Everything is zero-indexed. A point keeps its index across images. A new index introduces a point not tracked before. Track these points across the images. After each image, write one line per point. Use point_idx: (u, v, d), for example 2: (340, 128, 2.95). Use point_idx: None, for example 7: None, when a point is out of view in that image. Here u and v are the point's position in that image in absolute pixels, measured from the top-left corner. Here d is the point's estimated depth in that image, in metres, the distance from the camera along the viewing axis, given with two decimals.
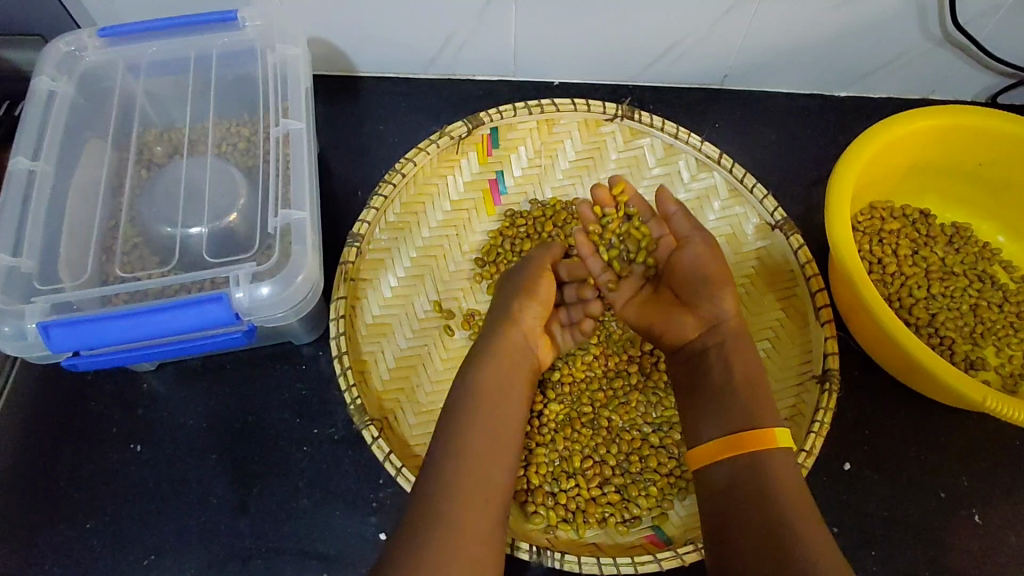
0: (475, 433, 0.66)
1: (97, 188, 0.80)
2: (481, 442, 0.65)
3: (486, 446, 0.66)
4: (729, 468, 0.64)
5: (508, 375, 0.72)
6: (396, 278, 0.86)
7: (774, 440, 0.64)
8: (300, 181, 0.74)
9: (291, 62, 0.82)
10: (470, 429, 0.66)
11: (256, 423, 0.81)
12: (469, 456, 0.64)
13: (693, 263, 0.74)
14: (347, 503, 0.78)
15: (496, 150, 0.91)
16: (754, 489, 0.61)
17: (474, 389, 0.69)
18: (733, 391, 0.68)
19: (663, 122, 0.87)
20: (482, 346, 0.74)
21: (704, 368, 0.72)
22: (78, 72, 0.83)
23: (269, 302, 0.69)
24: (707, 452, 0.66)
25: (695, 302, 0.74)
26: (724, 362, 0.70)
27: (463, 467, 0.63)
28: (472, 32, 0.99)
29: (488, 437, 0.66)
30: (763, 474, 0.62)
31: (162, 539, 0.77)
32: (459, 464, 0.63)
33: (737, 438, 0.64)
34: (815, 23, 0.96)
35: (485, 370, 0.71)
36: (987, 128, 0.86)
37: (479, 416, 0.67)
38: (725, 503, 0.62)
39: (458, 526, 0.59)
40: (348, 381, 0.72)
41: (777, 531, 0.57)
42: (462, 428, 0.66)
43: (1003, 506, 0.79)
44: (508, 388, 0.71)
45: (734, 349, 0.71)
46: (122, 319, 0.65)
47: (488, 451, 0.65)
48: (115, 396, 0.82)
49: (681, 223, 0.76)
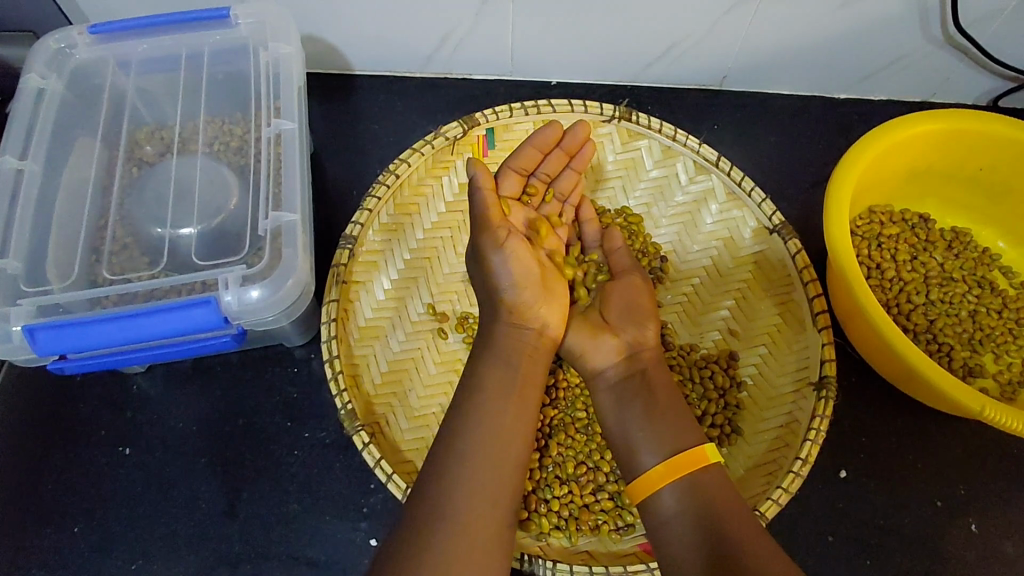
0: (480, 445, 0.64)
1: (87, 187, 0.79)
2: (487, 456, 0.64)
3: (491, 457, 0.64)
4: (672, 492, 0.65)
5: (521, 383, 0.71)
6: (390, 281, 0.85)
7: (705, 457, 0.66)
8: (292, 182, 0.72)
9: (283, 61, 0.81)
10: (478, 442, 0.64)
11: (246, 426, 0.80)
12: (473, 468, 0.63)
13: (631, 292, 0.78)
14: (337, 508, 0.77)
15: (491, 150, 0.90)
16: (706, 512, 0.62)
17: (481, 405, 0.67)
18: (667, 412, 0.70)
19: (660, 124, 0.87)
20: (488, 353, 0.72)
21: (626, 394, 0.72)
22: (67, 69, 0.81)
23: (259, 305, 0.67)
24: (650, 480, 0.67)
25: (621, 324, 0.76)
26: (649, 390, 0.72)
27: (466, 479, 0.62)
28: (469, 31, 0.98)
29: (496, 448, 0.65)
30: (711, 493, 0.64)
31: (150, 544, 0.76)
32: (459, 481, 0.62)
33: (679, 460, 0.66)
34: (816, 25, 0.95)
35: (494, 380, 0.70)
36: (988, 132, 0.85)
37: (487, 425, 0.66)
38: (678, 529, 0.63)
39: (457, 538, 0.58)
40: (340, 385, 0.72)
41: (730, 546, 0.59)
42: (467, 444, 0.64)
43: (1001, 516, 0.79)
44: (517, 393, 0.70)
45: (660, 370, 0.74)
46: (107, 323, 0.64)
47: (499, 461, 0.64)
48: (104, 397, 0.82)
49: (620, 259, 0.82)
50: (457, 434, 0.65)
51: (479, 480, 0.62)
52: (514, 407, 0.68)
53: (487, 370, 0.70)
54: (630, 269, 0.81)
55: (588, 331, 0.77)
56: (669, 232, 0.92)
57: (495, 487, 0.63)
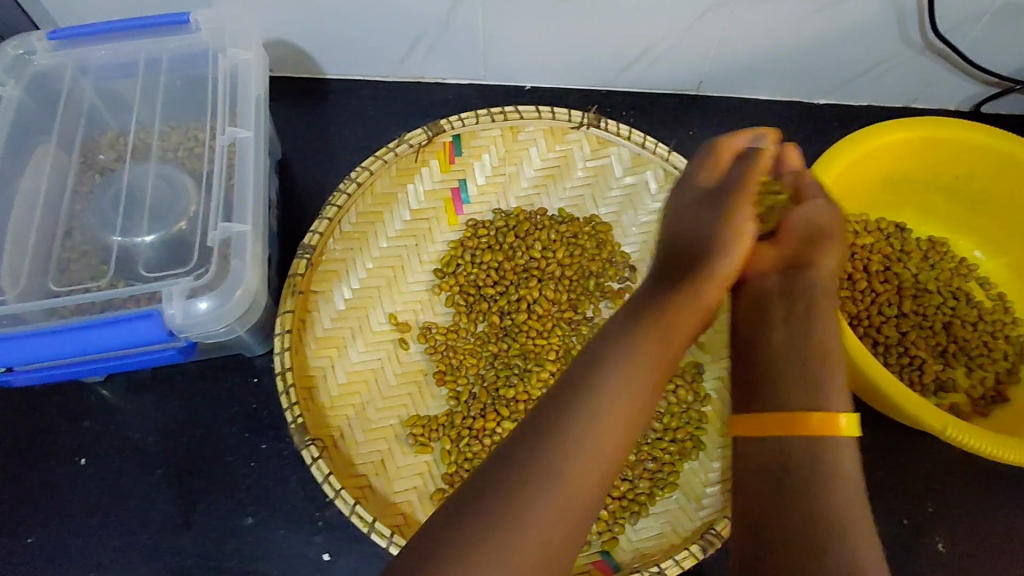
0: (574, 446, 0.50)
1: (45, 195, 0.78)
2: (577, 464, 0.49)
3: (591, 461, 0.50)
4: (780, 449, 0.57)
5: (630, 387, 0.53)
6: (351, 290, 0.84)
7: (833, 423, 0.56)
8: (244, 192, 0.71)
9: (244, 67, 0.80)
10: (577, 435, 0.50)
11: (203, 437, 0.79)
12: (569, 444, 0.49)
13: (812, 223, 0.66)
14: (292, 522, 0.76)
15: (458, 157, 0.89)
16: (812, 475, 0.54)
17: (589, 400, 0.52)
18: (810, 373, 0.59)
19: (630, 131, 0.85)
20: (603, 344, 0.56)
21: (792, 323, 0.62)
22: (27, 75, 0.81)
23: (206, 318, 0.66)
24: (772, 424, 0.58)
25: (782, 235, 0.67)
26: (806, 334, 0.61)
27: (560, 459, 0.49)
28: (440, 35, 0.97)
29: (597, 452, 0.50)
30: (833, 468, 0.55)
31: (103, 556, 0.75)
32: (555, 446, 0.49)
33: (798, 417, 0.57)
34: (791, 29, 0.93)
35: (618, 370, 0.54)
36: (964, 140, 0.84)
37: (592, 423, 0.51)
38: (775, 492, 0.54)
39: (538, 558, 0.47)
40: (291, 398, 0.71)
41: (830, 527, 0.51)
42: (564, 427, 0.50)
43: (968, 535, 0.77)
44: (629, 406, 0.52)
45: (827, 328, 0.62)
46: (49, 337, 0.63)
47: (592, 470, 0.49)
48: (62, 407, 0.81)
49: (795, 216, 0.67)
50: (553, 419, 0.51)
51: (573, 469, 0.49)
52: (617, 421, 0.52)
53: (604, 355, 0.54)
54: (806, 205, 0.67)
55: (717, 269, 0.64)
56: (638, 241, 0.91)
57: (591, 482, 0.49)
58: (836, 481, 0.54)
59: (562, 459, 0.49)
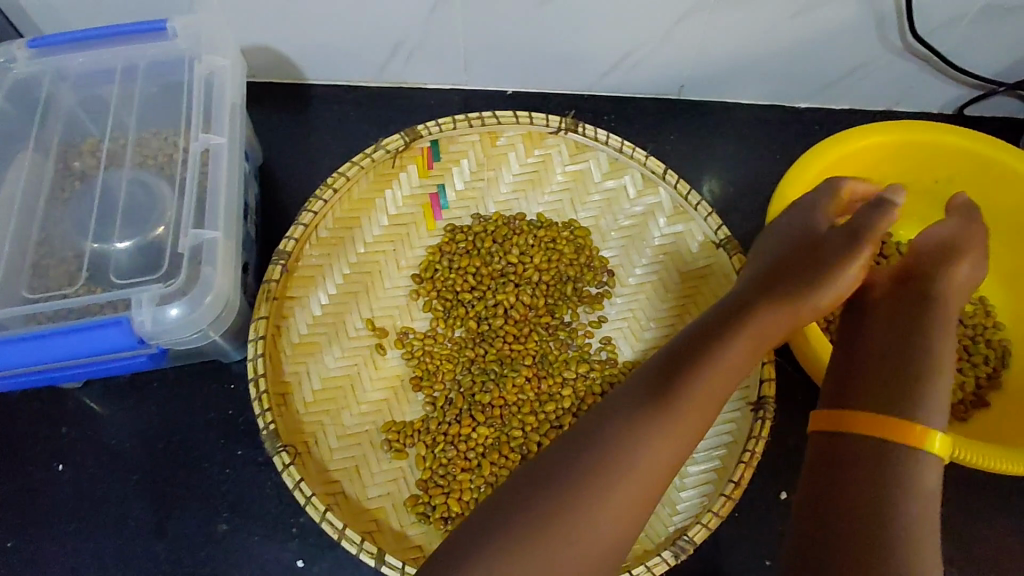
0: (630, 471, 0.56)
1: (24, 202, 0.79)
2: (630, 486, 0.55)
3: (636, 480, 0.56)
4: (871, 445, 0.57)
5: (690, 417, 0.58)
6: (327, 295, 0.84)
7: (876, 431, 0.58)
8: (217, 199, 0.71)
9: (220, 74, 0.80)
10: (623, 457, 0.56)
11: (179, 443, 0.80)
12: (620, 476, 0.55)
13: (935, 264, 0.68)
14: (267, 528, 0.76)
15: (437, 162, 0.89)
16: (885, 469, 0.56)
17: (649, 431, 0.57)
18: (915, 373, 0.60)
19: (607, 136, 0.85)
20: (673, 372, 0.60)
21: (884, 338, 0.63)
22: (7, 84, 0.81)
23: (177, 325, 0.66)
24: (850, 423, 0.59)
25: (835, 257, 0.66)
26: (891, 345, 0.63)
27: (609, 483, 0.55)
28: (420, 40, 0.97)
29: (642, 479, 0.56)
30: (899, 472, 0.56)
31: (78, 562, 0.75)
32: (601, 476, 0.55)
33: (888, 421, 0.58)
34: (769, 32, 0.93)
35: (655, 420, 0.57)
36: (942, 144, 0.84)
37: (646, 453, 0.56)
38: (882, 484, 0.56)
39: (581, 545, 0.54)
40: (263, 405, 0.71)
41: (894, 525, 0.53)
42: (609, 455, 0.56)
43: (946, 540, 0.77)
44: (685, 438, 0.58)
45: (933, 338, 0.62)
46: (20, 344, 0.64)
47: (641, 485, 0.56)
48: (39, 413, 0.81)
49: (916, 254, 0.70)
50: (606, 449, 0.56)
51: (626, 492, 0.55)
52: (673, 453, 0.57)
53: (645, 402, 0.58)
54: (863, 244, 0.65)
55: (778, 295, 0.64)
56: (617, 246, 0.90)
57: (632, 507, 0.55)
58: (918, 495, 0.55)
59: (617, 487, 0.55)
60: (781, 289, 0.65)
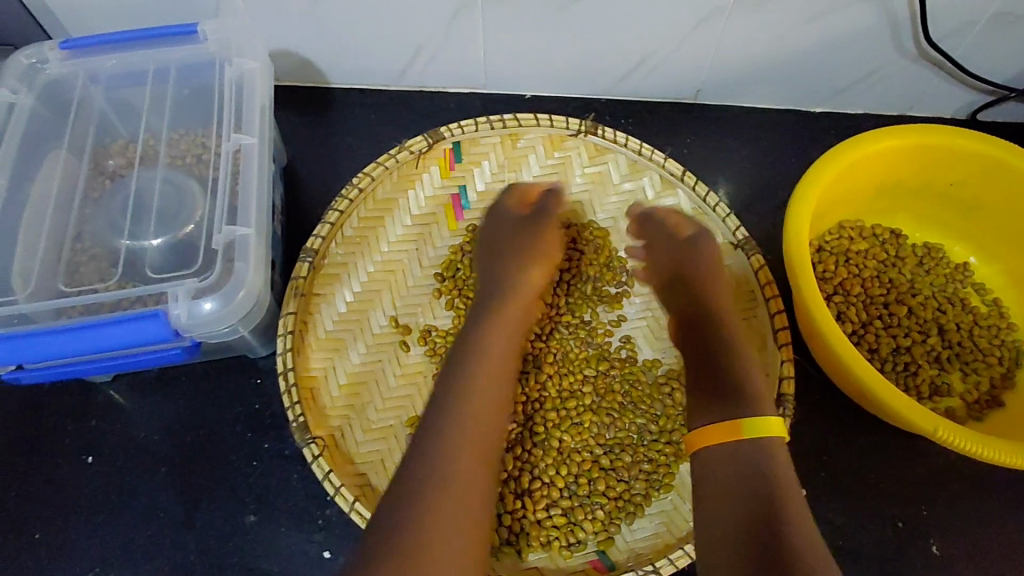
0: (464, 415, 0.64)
1: (55, 199, 0.81)
2: (472, 430, 0.63)
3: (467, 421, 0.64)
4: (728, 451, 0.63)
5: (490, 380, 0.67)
6: (353, 292, 0.85)
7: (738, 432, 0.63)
8: (249, 196, 0.73)
9: (249, 76, 0.82)
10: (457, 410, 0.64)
11: (207, 436, 0.81)
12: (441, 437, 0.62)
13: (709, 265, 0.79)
14: (293, 520, 0.77)
15: (458, 164, 0.91)
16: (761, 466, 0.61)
17: (464, 378, 0.67)
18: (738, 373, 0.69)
19: (626, 139, 0.88)
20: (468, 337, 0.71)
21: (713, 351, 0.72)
22: (40, 84, 0.83)
23: (211, 319, 0.68)
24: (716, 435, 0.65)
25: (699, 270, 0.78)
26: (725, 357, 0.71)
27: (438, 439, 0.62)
28: (441, 44, 0.99)
29: (492, 410, 0.66)
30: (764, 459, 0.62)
31: (108, 552, 0.77)
32: (448, 444, 0.62)
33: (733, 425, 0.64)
34: (786, 37, 0.94)
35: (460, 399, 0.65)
36: (957, 147, 0.84)
37: (466, 394, 0.65)
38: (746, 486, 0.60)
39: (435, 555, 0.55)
40: (293, 397, 0.72)
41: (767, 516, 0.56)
42: (448, 421, 0.63)
43: (963, 537, 0.78)
44: (500, 352, 0.70)
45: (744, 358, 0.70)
46: (59, 335, 0.65)
47: (461, 469, 0.61)
48: (69, 406, 0.83)
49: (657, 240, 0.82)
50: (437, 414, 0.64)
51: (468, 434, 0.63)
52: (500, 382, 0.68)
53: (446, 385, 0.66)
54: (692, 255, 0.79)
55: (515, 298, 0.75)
56: None
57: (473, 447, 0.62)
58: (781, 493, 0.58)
59: (435, 495, 0.58)
60: (506, 280, 0.76)
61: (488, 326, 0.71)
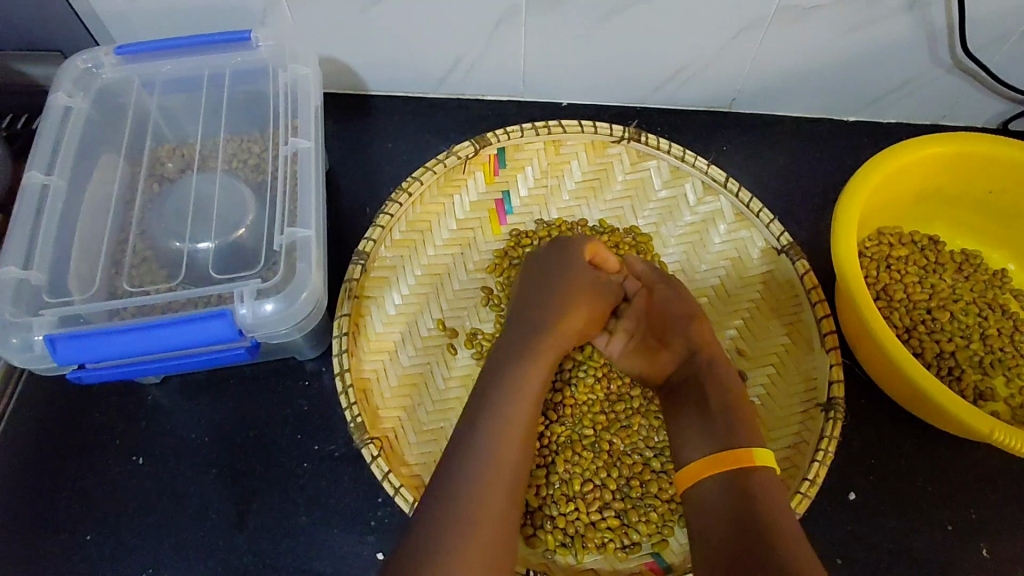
0: (503, 462, 0.61)
1: (109, 203, 0.82)
2: (501, 474, 0.61)
3: (502, 470, 0.61)
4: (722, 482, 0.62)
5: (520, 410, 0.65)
6: (401, 296, 0.86)
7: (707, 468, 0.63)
8: (308, 198, 0.74)
9: (302, 82, 0.83)
10: (491, 457, 0.61)
11: (257, 438, 0.81)
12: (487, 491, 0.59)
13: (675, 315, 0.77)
14: (345, 522, 0.78)
15: (502, 170, 0.92)
16: (747, 496, 0.59)
17: (508, 416, 0.64)
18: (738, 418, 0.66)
19: (669, 145, 0.88)
20: (503, 380, 0.67)
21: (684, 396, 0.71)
22: (94, 89, 0.84)
23: (274, 318, 0.69)
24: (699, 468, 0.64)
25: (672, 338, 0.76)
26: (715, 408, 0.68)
27: (482, 490, 0.59)
28: (482, 53, 1.00)
29: (516, 442, 0.63)
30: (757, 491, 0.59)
31: (161, 553, 0.77)
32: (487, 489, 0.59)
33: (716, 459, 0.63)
34: (824, 48, 0.96)
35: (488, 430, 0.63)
36: (998, 155, 0.85)
37: (504, 443, 0.62)
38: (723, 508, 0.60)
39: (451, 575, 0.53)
40: (349, 398, 0.73)
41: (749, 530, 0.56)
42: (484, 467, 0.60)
43: (1013, 540, 0.78)
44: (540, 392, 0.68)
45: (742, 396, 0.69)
46: (124, 334, 0.66)
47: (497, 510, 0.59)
48: (119, 407, 0.83)
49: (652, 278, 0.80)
50: (467, 458, 0.61)
51: (502, 483, 0.60)
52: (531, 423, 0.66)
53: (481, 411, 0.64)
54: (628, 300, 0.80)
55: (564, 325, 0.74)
56: (678, 251, 0.92)
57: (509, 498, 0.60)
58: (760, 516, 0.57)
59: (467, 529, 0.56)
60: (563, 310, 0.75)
61: (527, 365, 0.69)
